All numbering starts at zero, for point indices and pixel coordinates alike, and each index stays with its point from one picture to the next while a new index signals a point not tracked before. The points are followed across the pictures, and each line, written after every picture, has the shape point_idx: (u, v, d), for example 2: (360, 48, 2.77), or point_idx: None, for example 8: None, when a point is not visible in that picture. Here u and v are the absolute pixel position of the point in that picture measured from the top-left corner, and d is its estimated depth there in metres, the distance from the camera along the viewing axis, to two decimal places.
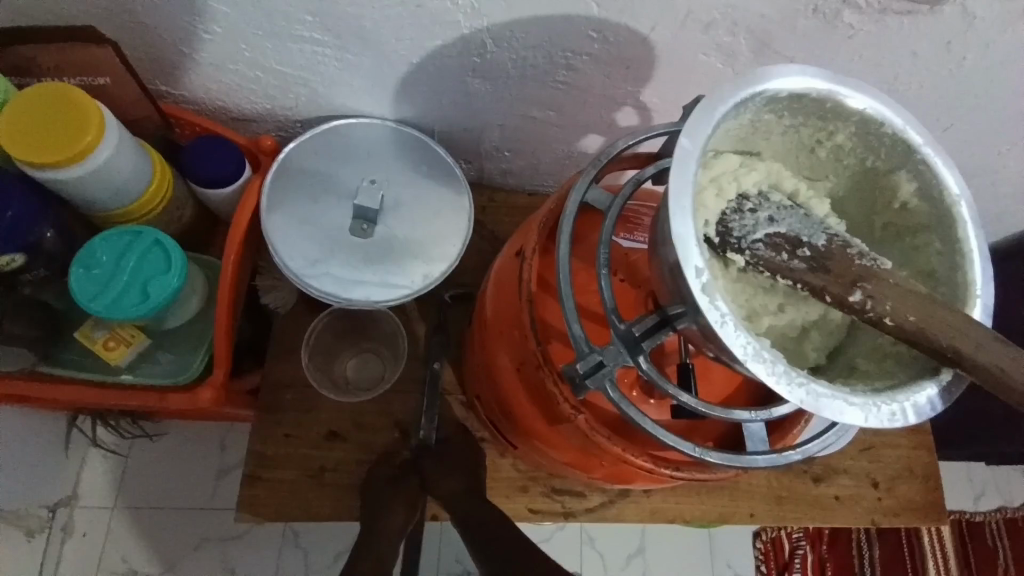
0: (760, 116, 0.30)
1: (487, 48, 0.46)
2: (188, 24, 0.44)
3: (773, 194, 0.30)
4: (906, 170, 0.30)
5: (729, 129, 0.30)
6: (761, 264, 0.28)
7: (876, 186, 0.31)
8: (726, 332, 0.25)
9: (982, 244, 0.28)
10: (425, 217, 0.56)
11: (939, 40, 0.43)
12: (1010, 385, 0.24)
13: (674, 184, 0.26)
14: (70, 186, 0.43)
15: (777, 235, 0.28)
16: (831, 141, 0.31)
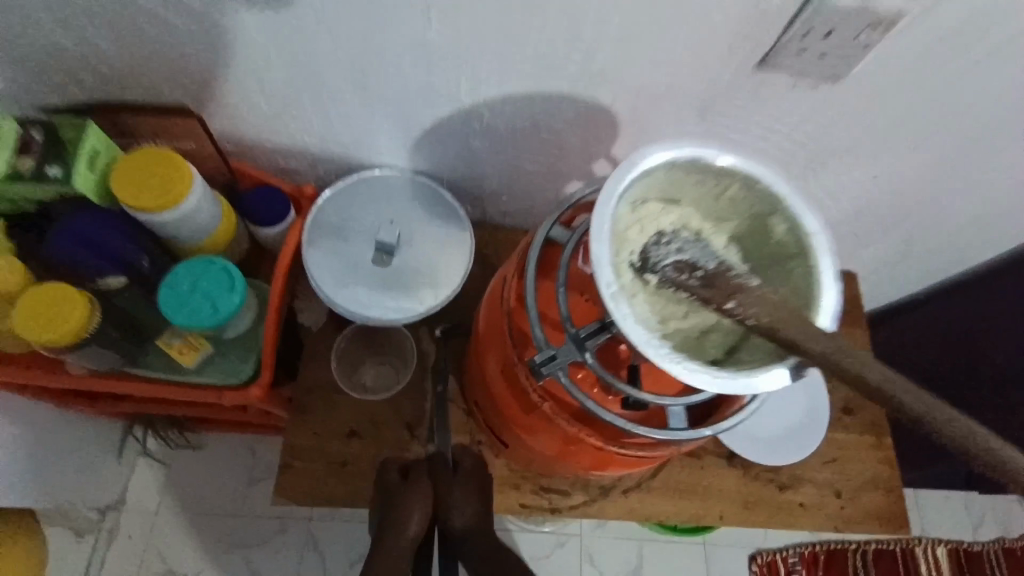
0: (672, 175, 0.41)
1: (484, 116, 0.59)
2: (255, 102, 0.57)
3: (684, 232, 0.42)
4: (781, 215, 0.40)
5: (650, 184, 0.41)
6: (668, 282, 0.39)
7: (765, 226, 0.42)
8: (628, 327, 0.36)
9: (832, 269, 0.38)
10: (435, 250, 0.68)
11: (840, 110, 0.54)
12: (832, 366, 0.34)
13: (597, 224, 0.38)
14: (161, 225, 0.55)
15: (681, 262, 0.40)
16: (729, 193, 0.42)
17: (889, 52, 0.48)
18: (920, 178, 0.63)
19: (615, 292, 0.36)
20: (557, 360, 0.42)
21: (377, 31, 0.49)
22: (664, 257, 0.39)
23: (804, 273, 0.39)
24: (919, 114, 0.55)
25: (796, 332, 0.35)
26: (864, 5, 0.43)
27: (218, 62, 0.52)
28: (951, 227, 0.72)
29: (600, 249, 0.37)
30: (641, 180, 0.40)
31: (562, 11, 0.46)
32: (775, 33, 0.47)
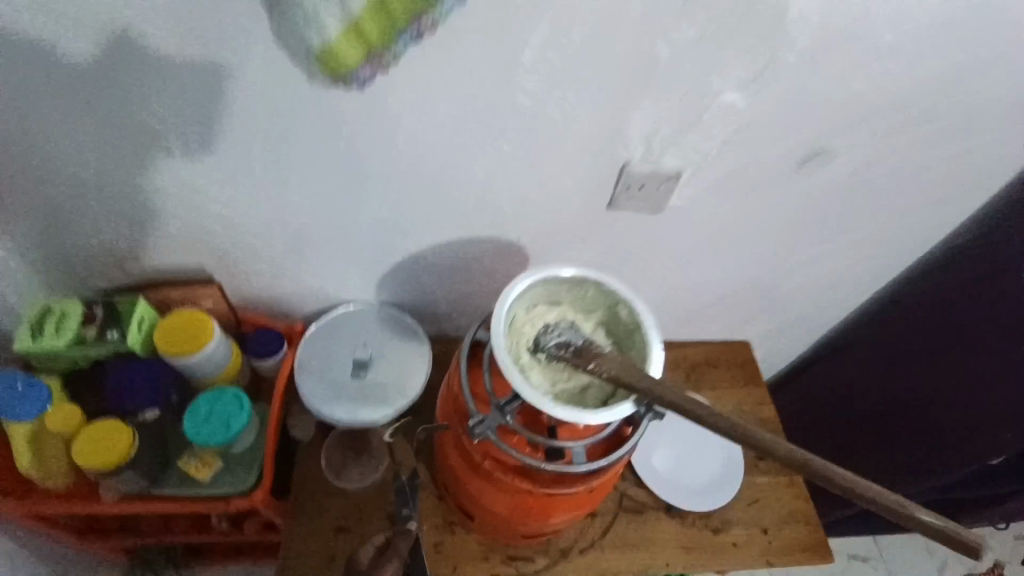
0: (549, 286, 0.62)
1: (429, 258, 0.81)
2: (259, 266, 0.78)
3: (563, 322, 0.61)
4: (624, 304, 0.61)
5: (535, 293, 0.62)
6: (552, 356, 0.58)
7: (617, 313, 0.62)
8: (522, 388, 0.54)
9: (657, 336, 0.58)
10: (401, 360, 0.86)
11: (675, 227, 0.78)
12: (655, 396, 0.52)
13: (498, 323, 0.58)
14: (189, 366, 0.72)
15: (559, 342, 0.59)
16: (590, 293, 0.63)
17: (688, 194, 0.73)
18: (756, 264, 0.87)
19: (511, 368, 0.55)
20: (487, 422, 0.59)
21: (346, 214, 0.72)
22: (547, 341, 0.59)
23: (642, 340, 0.59)
24: (732, 225, 0.79)
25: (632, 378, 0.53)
26: (655, 171, 0.69)
27: (234, 244, 0.74)
28: (797, 297, 0.95)
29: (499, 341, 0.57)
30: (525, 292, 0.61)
31: (469, 192, 0.70)
32: (611, 191, 0.71)
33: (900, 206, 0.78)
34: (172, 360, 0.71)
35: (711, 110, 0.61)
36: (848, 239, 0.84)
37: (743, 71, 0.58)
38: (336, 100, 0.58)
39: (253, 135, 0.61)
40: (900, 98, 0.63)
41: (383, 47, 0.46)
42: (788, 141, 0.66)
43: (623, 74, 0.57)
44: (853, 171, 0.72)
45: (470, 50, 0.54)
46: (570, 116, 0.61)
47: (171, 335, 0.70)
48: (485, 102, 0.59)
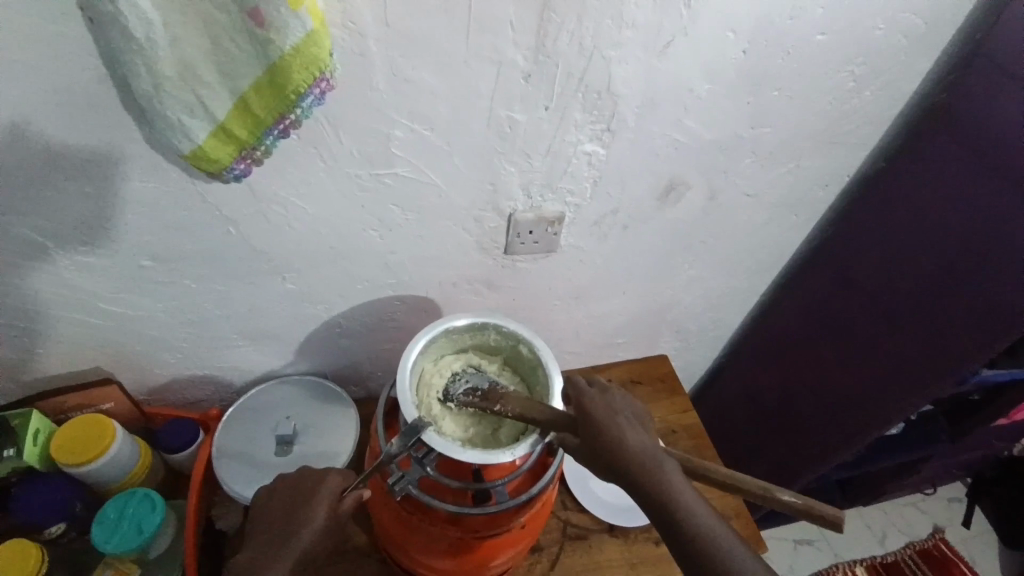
0: (451, 335, 0.66)
1: (342, 323, 0.83)
2: (164, 356, 0.77)
3: (469, 369, 0.66)
4: (523, 342, 0.66)
5: (439, 345, 0.66)
6: (461, 403, 0.62)
7: (519, 352, 0.67)
8: (433, 441, 0.57)
9: (556, 367, 0.63)
10: (327, 429, 0.85)
11: (572, 261, 0.84)
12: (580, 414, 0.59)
13: (403, 380, 0.61)
14: (92, 475, 0.68)
15: (466, 389, 0.63)
16: (491, 336, 0.67)
17: (575, 232, 0.80)
18: (652, 284, 0.94)
19: (418, 421, 0.58)
20: (407, 476, 0.60)
21: (249, 293, 0.73)
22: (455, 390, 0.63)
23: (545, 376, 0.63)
24: (622, 253, 0.86)
25: (538, 409, 0.57)
26: (540, 216, 0.75)
27: (133, 338, 0.73)
28: (695, 308, 1.04)
29: (405, 397, 0.60)
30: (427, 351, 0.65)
31: (369, 257, 0.74)
32: (504, 238, 0.77)
33: (762, 219, 0.89)
34: (71, 470, 0.67)
35: (574, 159, 0.69)
36: (727, 254, 0.93)
37: (593, 124, 0.66)
38: (220, 191, 0.61)
39: (141, 231, 0.62)
40: (734, 131, 0.73)
41: (253, 144, 0.50)
42: (648, 176, 0.75)
43: (488, 139, 0.64)
44: (714, 194, 0.81)
45: (343, 133, 0.59)
46: (449, 178, 0.67)
47: (70, 444, 0.67)
48: (367, 175, 0.64)
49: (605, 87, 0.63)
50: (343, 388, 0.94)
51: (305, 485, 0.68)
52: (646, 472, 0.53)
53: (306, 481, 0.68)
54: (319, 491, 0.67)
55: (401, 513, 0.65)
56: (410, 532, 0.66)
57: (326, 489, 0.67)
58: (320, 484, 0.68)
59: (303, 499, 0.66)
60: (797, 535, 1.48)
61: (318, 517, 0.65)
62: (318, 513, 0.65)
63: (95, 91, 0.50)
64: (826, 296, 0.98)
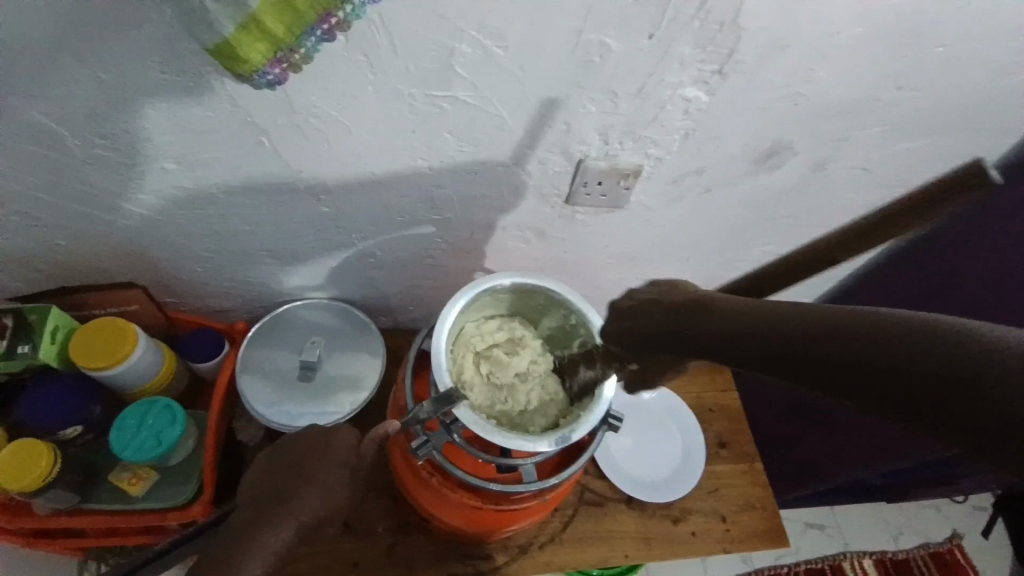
0: (496, 293, 0.60)
1: (376, 254, 0.77)
2: (190, 264, 0.73)
3: (507, 334, 0.62)
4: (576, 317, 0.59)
5: (480, 300, 0.60)
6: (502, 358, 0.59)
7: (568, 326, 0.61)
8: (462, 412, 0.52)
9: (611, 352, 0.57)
10: (351, 360, 0.82)
11: (637, 220, 0.74)
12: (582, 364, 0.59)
13: (438, 338, 0.55)
14: (113, 378, 0.67)
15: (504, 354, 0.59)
16: (541, 302, 0.61)
17: (649, 189, 0.69)
18: (720, 254, 0.84)
19: (451, 391, 0.53)
20: (431, 442, 0.56)
21: (280, 210, 0.67)
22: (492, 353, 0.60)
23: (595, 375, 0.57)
24: (695, 218, 0.75)
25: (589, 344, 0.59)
26: (613, 167, 0.64)
27: (157, 242, 0.69)
28: (759, 286, 0.93)
29: (439, 362, 0.55)
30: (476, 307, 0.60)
31: (414, 189, 0.65)
32: (567, 186, 0.67)
33: (870, 199, 0.75)
34: (92, 373, 0.66)
35: (668, 104, 0.57)
36: (814, 233, 0.81)
37: (702, 63, 0.54)
38: (250, 95, 0.52)
39: (163, 131, 0.55)
40: (872, 89, 0.59)
41: (291, 45, 0.40)
42: (751, 134, 0.63)
43: (571, 66, 0.52)
44: (823, 163, 0.68)
45: (398, 40, 0.49)
46: (516, 110, 0.56)
47: (88, 348, 0.65)
48: (421, 96, 0.54)
49: (730, 16, 0.49)
50: (371, 317, 0.90)
51: (311, 445, 0.58)
52: (839, 321, 0.34)
53: (311, 441, 0.58)
54: (331, 454, 0.57)
55: (420, 472, 0.61)
56: (426, 490, 0.63)
57: (339, 450, 0.58)
58: (330, 443, 0.58)
59: (312, 460, 0.57)
60: (809, 518, 1.44)
61: (334, 482, 0.57)
62: (334, 477, 0.57)
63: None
64: (929, 292, 0.93)
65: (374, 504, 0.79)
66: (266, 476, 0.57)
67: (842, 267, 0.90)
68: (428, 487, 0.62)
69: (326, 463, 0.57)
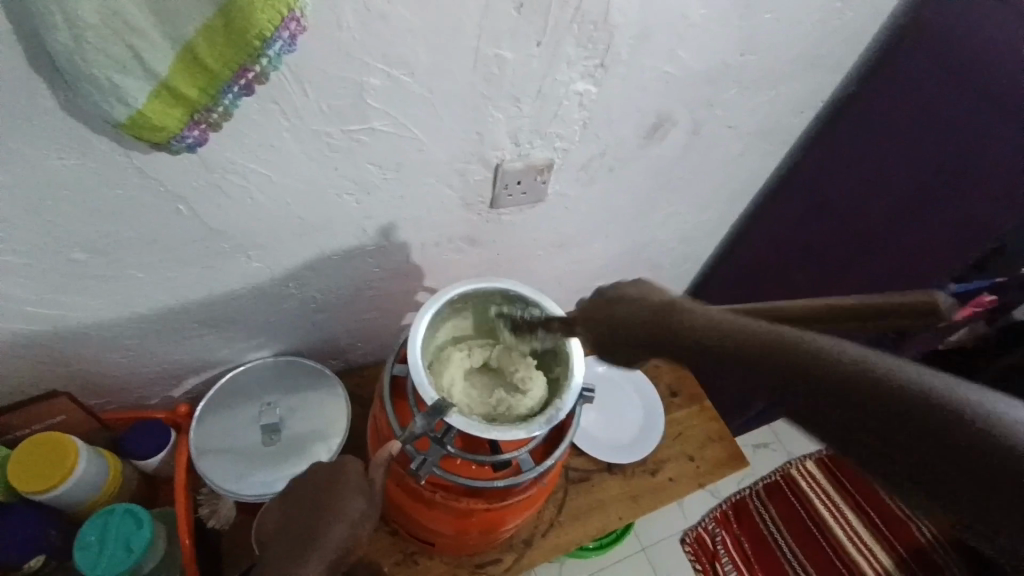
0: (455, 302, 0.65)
1: (317, 298, 0.76)
2: (115, 356, 0.68)
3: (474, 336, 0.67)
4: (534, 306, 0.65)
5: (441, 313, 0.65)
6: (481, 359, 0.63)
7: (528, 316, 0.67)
8: (455, 420, 0.56)
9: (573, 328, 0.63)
10: (314, 411, 0.79)
11: (556, 209, 0.80)
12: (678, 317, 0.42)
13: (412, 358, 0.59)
14: (61, 497, 0.61)
15: None
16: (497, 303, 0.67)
17: (562, 178, 0.75)
18: (632, 223, 0.92)
19: (440, 401, 0.57)
20: (429, 460, 0.58)
21: (208, 276, 0.64)
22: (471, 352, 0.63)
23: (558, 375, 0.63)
24: (604, 197, 0.83)
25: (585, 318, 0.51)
26: (528, 164, 0.69)
27: (75, 340, 0.63)
28: (670, 246, 1.04)
29: (419, 381, 0.59)
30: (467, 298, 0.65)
31: (344, 223, 0.66)
32: (489, 191, 0.71)
33: (741, 150, 0.87)
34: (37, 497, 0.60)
35: (564, 100, 0.63)
36: (705, 188, 0.92)
37: (586, 60, 0.60)
38: (163, 166, 0.51)
39: (69, 220, 0.52)
40: (724, 58, 0.69)
41: (208, 105, 0.40)
42: (638, 113, 0.71)
43: (473, 81, 0.57)
44: (697, 128, 0.79)
45: (309, 84, 0.50)
46: (432, 129, 0.60)
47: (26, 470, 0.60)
48: (339, 133, 0.55)
49: (601, 15, 0.56)
50: (321, 362, 0.88)
51: (324, 480, 0.57)
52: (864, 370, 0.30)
53: (321, 476, 0.57)
54: (344, 480, 0.57)
55: (422, 495, 0.63)
56: (431, 511, 0.64)
57: (351, 475, 0.57)
58: (341, 472, 0.58)
59: (327, 493, 0.56)
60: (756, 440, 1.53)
61: (354, 507, 0.55)
62: (354, 500, 0.56)
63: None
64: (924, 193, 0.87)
65: (373, 546, 0.78)
66: (284, 524, 0.56)
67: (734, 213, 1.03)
68: (432, 507, 0.63)
69: (343, 493, 0.56)
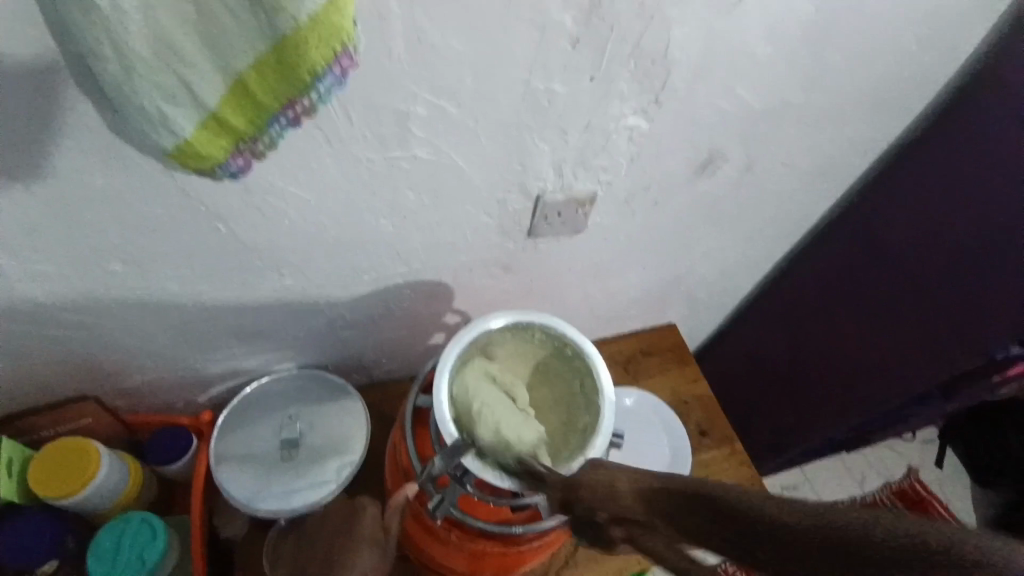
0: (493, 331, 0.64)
1: (346, 315, 0.75)
2: (144, 362, 0.68)
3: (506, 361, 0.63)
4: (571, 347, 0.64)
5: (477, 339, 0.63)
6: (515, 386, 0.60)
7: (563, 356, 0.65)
8: (475, 461, 0.54)
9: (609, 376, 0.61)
10: (335, 427, 0.78)
11: (595, 240, 0.77)
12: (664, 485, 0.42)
13: (438, 389, 0.58)
14: (80, 503, 0.62)
15: None
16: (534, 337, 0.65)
17: (604, 210, 0.72)
18: (671, 256, 0.89)
19: (459, 440, 0.55)
20: (446, 499, 0.56)
21: (239, 291, 0.64)
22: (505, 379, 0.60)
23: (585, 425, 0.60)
24: (645, 230, 0.80)
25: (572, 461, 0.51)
26: (569, 196, 0.67)
27: (107, 346, 0.64)
28: (709, 280, 1.00)
29: (442, 414, 0.57)
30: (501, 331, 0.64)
31: (379, 245, 0.65)
32: (528, 220, 0.69)
33: (793, 189, 0.83)
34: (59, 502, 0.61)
35: (613, 134, 0.61)
36: (752, 225, 0.88)
37: (639, 95, 0.57)
38: (203, 185, 0.50)
39: (109, 233, 0.52)
40: (784, 97, 0.66)
41: (253, 135, 0.39)
42: (689, 148, 0.67)
43: (522, 112, 0.55)
44: (750, 165, 0.75)
45: (354, 111, 0.49)
46: (474, 158, 0.58)
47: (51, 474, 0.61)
48: (380, 159, 0.54)
49: (660, 51, 0.54)
50: (344, 376, 0.87)
51: (341, 527, 0.60)
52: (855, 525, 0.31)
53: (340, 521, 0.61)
54: (359, 531, 0.60)
55: (436, 532, 0.61)
56: (445, 548, 0.62)
57: (366, 527, 0.61)
58: (356, 522, 0.60)
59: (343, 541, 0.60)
60: (783, 481, 1.47)
61: (365, 559, 0.60)
62: (366, 555, 0.60)
63: (49, 73, 0.39)
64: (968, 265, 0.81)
65: None
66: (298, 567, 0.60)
67: (779, 251, 0.98)
68: (446, 545, 0.62)
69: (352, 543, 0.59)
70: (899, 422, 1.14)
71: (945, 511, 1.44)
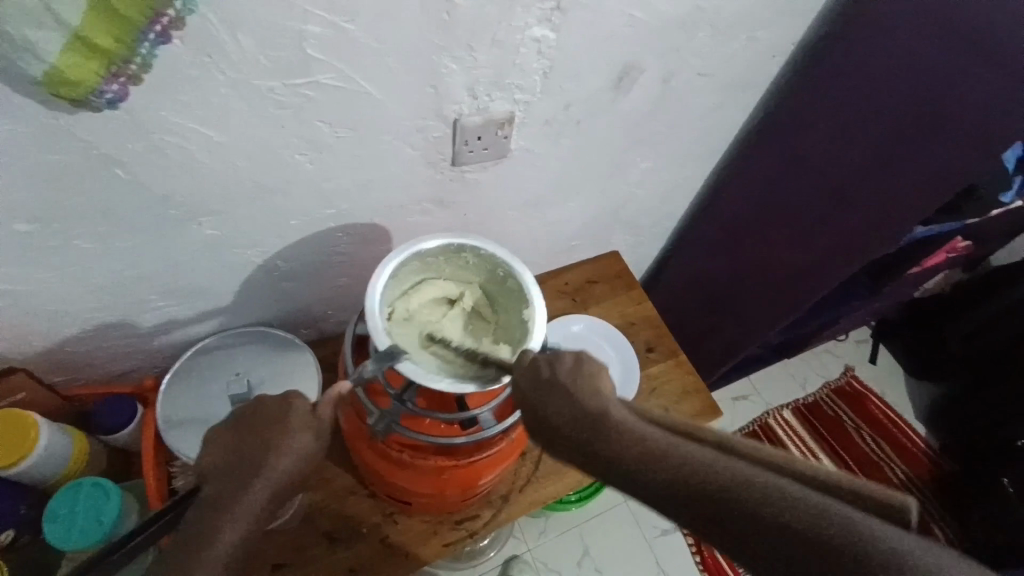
0: (431, 255, 0.65)
1: (280, 265, 0.74)
2: (72, 332, 0.66)
3: (451, 290, 0.68)
4: (505, 272, 0.65)
5: (415, 259, 0.64)
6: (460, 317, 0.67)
7: (497, 283, 0.67)
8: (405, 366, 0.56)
9: (539, 295, 0.62)
10: (287, 378, 0.78)
11: (523, 166, 0.78)
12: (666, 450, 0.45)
13: (372, 302, 0.59)
14: (30, 471, 0.62)
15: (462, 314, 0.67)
16: (471, 261, 0.66)
17: (527, 133, 0.73)
18: (604, 180, 0.90)
19: (390, 346, 0.57)
20: (388, 417, 0.60)
21: (159, 246, 0.62)
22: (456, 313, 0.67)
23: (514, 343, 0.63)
24: (572, 154, 0.81)
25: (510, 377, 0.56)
26: (489, 119, 0.67)
27: (25, 316, 0.62)
28: (645, 203, 1.02)
29: (374, 324, 0.58)
30: (436, 252, 0.64)
31: (301, 186, 0.63)
32: (451, 148, 0.68)
33: (712, 100, 0.85)
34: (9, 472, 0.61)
35: (523, 48, 0.61)
36: (678, 142, 0.90)
37: (542, 3, 0.57)
38: (94, 127, 0.48)
39: (4, 188, 0.49)
40: (688, 0, 0.67)
41: (126, 57, 0.40)
42: (602, 60, 0.68)
43: (424, 28, 0.54)
44: (666, 76, 0.76)
45: (241, 31, 0.47)
46: (383, 83, 0.57)
47: None
48: (282, 87, 0.53)
49: None
50: (292, 332, 0.86)
51: (272, 412, 0.55)
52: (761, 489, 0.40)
53: (271, 408, 0.56)
54: (290, 418, 0.55)
55: (390, 454, 0.64)
56: (400, 469, 0.65)
57: (300, 411, 0.56)
58: (289, 408, 0.56)
59: (274, 425, 0.54)
60: (736, 392, 1.54)
61: (300, 442, 0.54)
62: (298, 441, 0.54)
63: None
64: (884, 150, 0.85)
65: (353, 506, 0.80)
66: (228, 461, 0.52)
67: (708, 167, 1.01)
68: (401, 465, 0.65)
69: (289, 427, 0.54)
70: (830, 321, 1.22)
71: (879, 402, 1.56)
